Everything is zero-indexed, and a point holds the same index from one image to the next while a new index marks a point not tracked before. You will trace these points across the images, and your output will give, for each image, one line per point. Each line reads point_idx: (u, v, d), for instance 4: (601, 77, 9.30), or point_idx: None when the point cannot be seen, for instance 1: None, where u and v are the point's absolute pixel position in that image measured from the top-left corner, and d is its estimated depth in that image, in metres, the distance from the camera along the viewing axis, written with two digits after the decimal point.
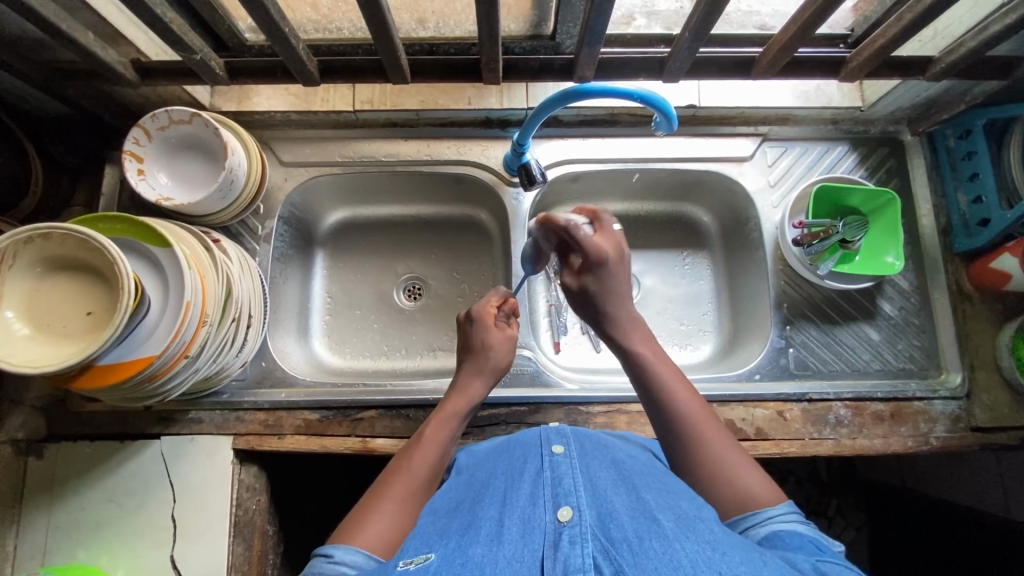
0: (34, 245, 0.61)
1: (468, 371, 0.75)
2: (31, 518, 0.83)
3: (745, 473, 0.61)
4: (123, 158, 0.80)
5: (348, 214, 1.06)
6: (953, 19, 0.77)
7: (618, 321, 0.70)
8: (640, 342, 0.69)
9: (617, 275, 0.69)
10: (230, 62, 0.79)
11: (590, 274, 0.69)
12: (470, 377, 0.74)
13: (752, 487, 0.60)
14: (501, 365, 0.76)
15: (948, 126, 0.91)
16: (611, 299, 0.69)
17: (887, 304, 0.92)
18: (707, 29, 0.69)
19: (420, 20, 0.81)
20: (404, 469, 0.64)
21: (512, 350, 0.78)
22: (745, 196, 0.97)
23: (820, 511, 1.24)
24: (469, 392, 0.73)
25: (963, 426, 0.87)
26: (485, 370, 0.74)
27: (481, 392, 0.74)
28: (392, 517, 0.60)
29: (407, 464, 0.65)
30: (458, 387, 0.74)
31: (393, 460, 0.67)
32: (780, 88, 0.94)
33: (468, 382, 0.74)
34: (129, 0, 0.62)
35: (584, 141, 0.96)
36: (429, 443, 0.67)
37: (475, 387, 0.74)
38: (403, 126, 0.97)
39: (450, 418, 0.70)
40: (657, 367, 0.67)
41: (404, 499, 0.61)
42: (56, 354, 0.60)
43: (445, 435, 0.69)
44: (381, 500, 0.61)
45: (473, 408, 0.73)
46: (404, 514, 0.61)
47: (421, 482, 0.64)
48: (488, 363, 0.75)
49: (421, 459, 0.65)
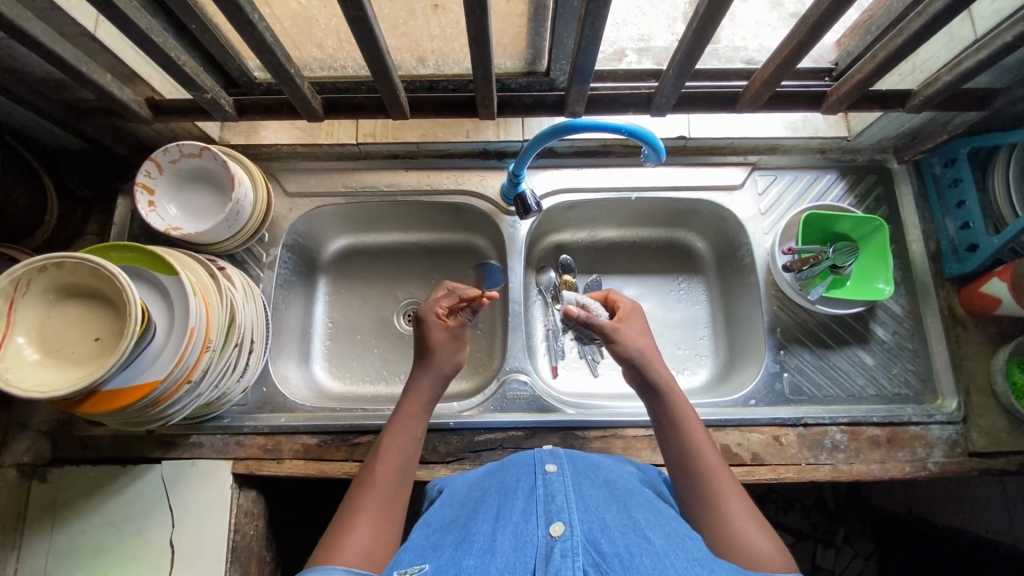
0: (48, 273, 0.64)
1: (413, 374, 0.74)
2: (32, 542, 0.83)
3: (754, 531, 0.58)
4: (135, 190, 0.83)
5: (351, 241, 1.09)
6: (930, 54, 0.80)
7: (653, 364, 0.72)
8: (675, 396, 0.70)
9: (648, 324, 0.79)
10: (239, 100, 0.83)
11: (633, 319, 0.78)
12: (417, 375, 0.74)
13: (762, 547, 0.56)
14: (451, 361, 0.75)
15: (934, 155, 0.94)
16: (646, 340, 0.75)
17: (880, 328, 0.93)
18: (690, 67, 0.72)
19: (420, 59, 0.85)
20: (369, 481, 0.63)
21: (461, 347, 0.76)
22: (737, 224, 0.99)
23: (827, 540, 1.17)
24: (418, 394, 0.72)
25: (960, 451, 0.87)
26: (430, 369, 0.74)
27: (430, 390, 0.73)
28: (368, 529, 0.58)
29: (373, 475, 0.64)
30: (406, 392, 0.73)
31: (358, 475, 0.66)
32: (769, 120, 0.98)
33: (415, 385, 0.73)
34: (147, 47, 0.67)
35: (578, 170, 1.00)
36: (389, 450, 0.66)
37: (422, 387, 0.73)
38: (404, 158, 1.01)
39: (403, 420, 0.69)
40: (685, 419, 0.68)
41: (377, 512, 0.60)
42: (62, 379, 0.62)
43: (403, 438, 0.68)
44: (355, 517, 0.59)
45: (426, 408, 0.72)
46: (382, 527, 0.59)
47: (389, 492, 0.63)
48: (432, 363, 0.74)
49: (383, 468, 0.65)
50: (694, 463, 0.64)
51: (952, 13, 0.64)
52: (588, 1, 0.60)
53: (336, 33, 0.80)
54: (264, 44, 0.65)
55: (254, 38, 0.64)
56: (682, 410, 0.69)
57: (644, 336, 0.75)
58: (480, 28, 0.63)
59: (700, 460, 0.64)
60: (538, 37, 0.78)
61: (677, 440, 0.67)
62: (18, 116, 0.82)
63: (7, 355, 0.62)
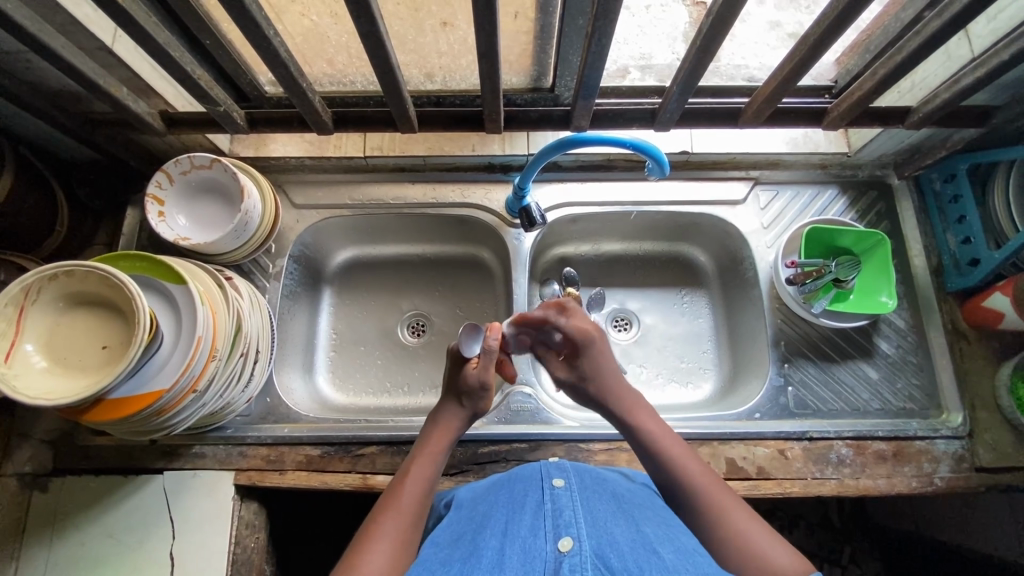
0: (58, 281, 0.65)
1: (440, 406, 0.74)
2: (29, 553, 0.82)
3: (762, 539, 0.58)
4: (146, 201, 0.84)
5: (355, 253, 1.10)
6: (929, 72, 0.82)
7: (613, 395, 0.72)
8: (643, 418, 0.71)
9: (603, 351, 0.74)
10: (250, 113, 0.85)
11: (581, 357, 0.74)
12: (443, 410, 0.73)
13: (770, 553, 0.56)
14: (477, 406, 0.72)
15: (933, 171, 0.95)
16: (602, 377, 0.73)
17: (884, 342, 0.94)
18: (693, 83, 0.73)
19: (428, 75, 0.87)
20: (393, 509, 0.62)
21: (486, 393, 0.71)
22: (739, 237, 1.00)
23: (833, 559, 1.19)
24: (446, 425, 0.71)
25: (966, 467, 0.86)
26: (463, 406, 0.72)
27: (456, 423, 0.72)
28: (386, 556, 0.57)
29: (396, 501, 0.64)
30: (431, 423, 0.73)
31: (382, 499, 0.65)
32: (771, 136, 1.00)
33: (440, 417, 0.73)
34: (164, 61, 0.68)
35: (582, 184, 1.01)
36: (412, 481, 0.66)
37: (449, 419, 0.72)
38: (410, 171, 1.03)
39: (426, 453, 0.69)
40: (659, 438, 0.69)
41: (397, 541, 0.59)
42: (70, 387, 0.62)
43: (426, 469, 0.67)
44: (371, 541, 0.58)
45: (452, 440, 0.71)
46: (398, 552, 0.58)
47: (410, 520, 0.62)
48: (470, 405, 0.72)
49: (408, 496, 0.64)
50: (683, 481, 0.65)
51: (951, 32, 0.65)
52: (595, 20, 0.61)
53: (346, 49, 0.82)
54: (277, 58, 0.67)
55: (268, 53, 0.66)
56: (657, 431, 0.69)
57: (602, 373, 0.73)
58: (488, 45, 0.64)
59: (689, 480, 0.65)
60: (545, 54, 0.80)
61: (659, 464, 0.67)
62: (32, 127, 0.83)
63: (14, 362, 0.62)
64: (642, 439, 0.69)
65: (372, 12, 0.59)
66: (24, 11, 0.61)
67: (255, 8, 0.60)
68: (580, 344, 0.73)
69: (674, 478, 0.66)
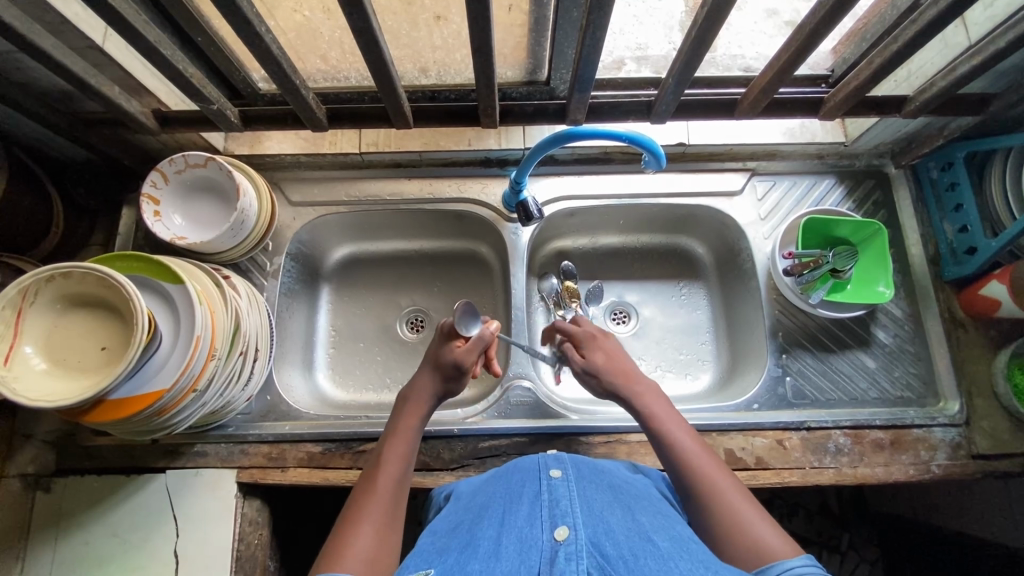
0: (55, 282, 0.65)
1: (410, 385, 0.74)
2: (33, 554, 0.83)
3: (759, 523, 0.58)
4: (141, 201, 0.84)
5: (353, 250, 1.10)
6: (926, 61, 0.81)
7: (623, 383, 0.74)
8: (650, 402, 0.72)
9: (610, 345, 0.79)
10: (244, 111, 0.84)
11: (587, 349, 0.78)
12: (414, 386, 0.73)
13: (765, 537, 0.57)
14: (450, 383, 0.74)
15: (930, 159, 0.95)
16: (610, 365, 0.76)
17: (881, 331, 0.94)
18: (689, 74, 0.73)
19: (422, 69, 0.86)
20: (372, 492, 0.63)
21: (461, 374, 0.73)
22: (737, 229, 1.00)
23: (832, 546, 1.20)
24: (417, 404, 0.72)
25: (964, 453, 0.87)
26: (434, 381, 0.73)
27: (427, 401, 0.72)
28: (370, 539, 0.58)
29: (375, 485, 0.64)
30: (403, 402, 0.73)
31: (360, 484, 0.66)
32: (769, 126, 0.99)
33: (410, 396, 0.73)
34: (155, 60, 0.67)
35: (579, 177, 1.01)
36: (389, 462, 0.66)
37: (419, 397, 0.72)
38: (406, 166, 1.03)
39: (401, 433, 0.69)
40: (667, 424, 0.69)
41: (378, 521, 0.60)
42: (66, 388, 0.62)
43: (402, 449, 0.68)
44: (356, 526, 0.59)
45: (424, 418, 0.72)
46: (382, 535, 0.59)
47: (390, 501, 0.62)
48: (443, 382, 0.73)
49: (385, 478, 0.64)
50: (686, 467, 0.65)
51: (949, 19, 0.64)
52: (590, 12, 0.61)
53: (340, 44, 0.82)
54: (271, 56, 0.66)
55: (261, 50, 0.65)
56: (662, 415, 0.71)
57: (614, 362, 0.76)
58: (482, 38, 0.64)
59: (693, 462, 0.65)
60: (539, 47, 0.79)
61: (663, 445, 0.68)
62: (24, 127, 0.83)
63: (14, 365, 0.62)
64: (651, 423, 0.70)
65: (365, 8, 0.58)
66: (15, 11, 0.61)
67: (246, 5, 0.60)
68: (585, 337, 0.79)
69: (676, 461, 0.66)
